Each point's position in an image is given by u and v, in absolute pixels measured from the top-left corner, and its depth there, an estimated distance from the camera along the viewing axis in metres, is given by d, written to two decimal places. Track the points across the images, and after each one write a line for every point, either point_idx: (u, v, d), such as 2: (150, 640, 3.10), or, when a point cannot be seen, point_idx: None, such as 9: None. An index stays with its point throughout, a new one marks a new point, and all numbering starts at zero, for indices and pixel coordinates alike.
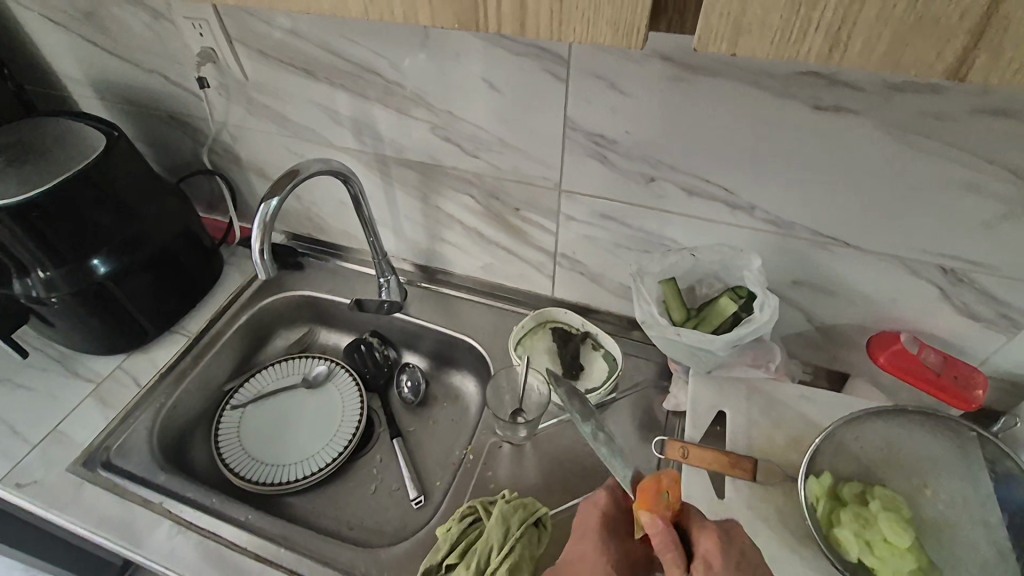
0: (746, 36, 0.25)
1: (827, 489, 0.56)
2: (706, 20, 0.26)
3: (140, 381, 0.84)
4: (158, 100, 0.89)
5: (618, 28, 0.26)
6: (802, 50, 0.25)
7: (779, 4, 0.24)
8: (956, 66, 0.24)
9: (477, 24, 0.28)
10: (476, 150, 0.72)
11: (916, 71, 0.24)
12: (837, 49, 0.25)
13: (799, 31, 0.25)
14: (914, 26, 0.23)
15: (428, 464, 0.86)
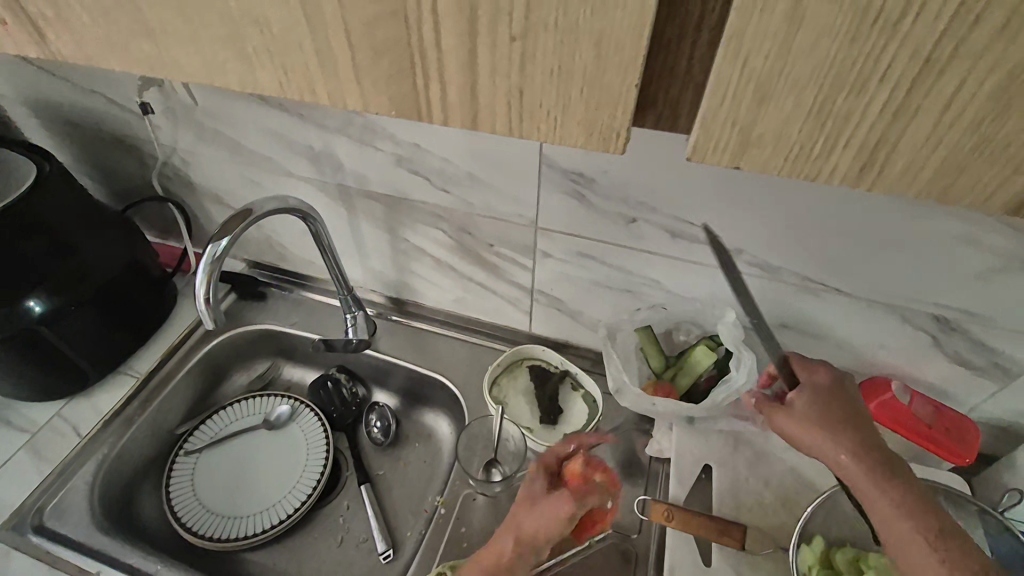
0: (755, 150, 0.22)
1: (819, 556, 0.53)
2: (703, 131, 0.22)
3: (82, 430, 0.77)
4: (99, 122, 0.82)
5: (592, 131, 0.22)
6: (826, 167, 0.22)
7: (801, 118, 0.21)
8: (1007, 195, 0.21)
9: (415, 111, 0.23)
10: (445, 184, 0.67)
11: (964, 197, 0.22)
12: (869, 168, 0.22)
13: (823, 146, 0.22)
14: (971, 152, 0.20)
15: (398, 512, 0.81)
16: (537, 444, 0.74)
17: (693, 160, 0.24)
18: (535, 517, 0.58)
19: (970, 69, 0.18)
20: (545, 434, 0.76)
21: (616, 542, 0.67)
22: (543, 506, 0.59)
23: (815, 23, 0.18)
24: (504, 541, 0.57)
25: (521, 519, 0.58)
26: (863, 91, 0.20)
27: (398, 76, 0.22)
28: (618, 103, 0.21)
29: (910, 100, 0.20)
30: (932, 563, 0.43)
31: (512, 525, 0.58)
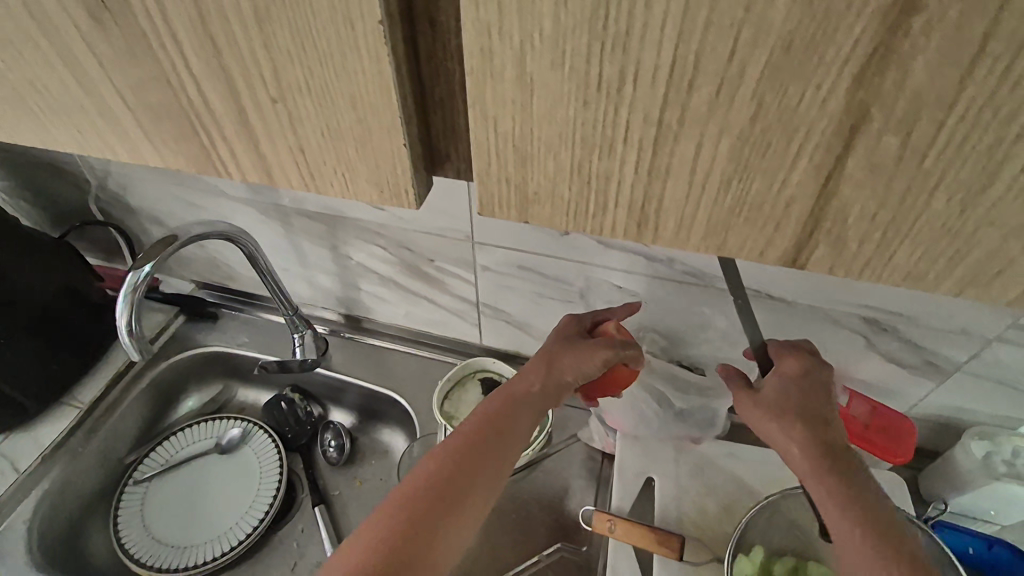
0: (536, 206, 0.23)
1: (758, 566, 0.52)
2: (484, 186, 0.23)
3: (19, 467, 0.75)
4: (28, 147, 0.79)
5: (382, 186, 0.23)
6: (607, 223, 0.22)
7: (565, 176, 0.21)
8: (793, 252, 0.21)
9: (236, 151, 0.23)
10: (379, 201, 0.66)
11: (745, 254, 0.22)
12: (647, 225, 0.22)
13: (599, 206, 0.22)
14: (734, 213, 0.21)
15: (353, 532, 0.80)
16: None
17: (483, 215, 0.24)
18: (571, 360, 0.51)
19: (704, 129, 0.19)
20: None
21: (567, 555, 0.67)
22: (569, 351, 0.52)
23: (544, 85, 0.19)
24: (530, 378, 0.50)
25: (556, 362, 0.52)
26: (611, 150, 0.20)
27: (184, 138, 0.23)
28: (394, 150, 0.21)
29: (655, 158, 0.20)
30: (861, 547, 0.40)
31: (537, 368, 0.51)
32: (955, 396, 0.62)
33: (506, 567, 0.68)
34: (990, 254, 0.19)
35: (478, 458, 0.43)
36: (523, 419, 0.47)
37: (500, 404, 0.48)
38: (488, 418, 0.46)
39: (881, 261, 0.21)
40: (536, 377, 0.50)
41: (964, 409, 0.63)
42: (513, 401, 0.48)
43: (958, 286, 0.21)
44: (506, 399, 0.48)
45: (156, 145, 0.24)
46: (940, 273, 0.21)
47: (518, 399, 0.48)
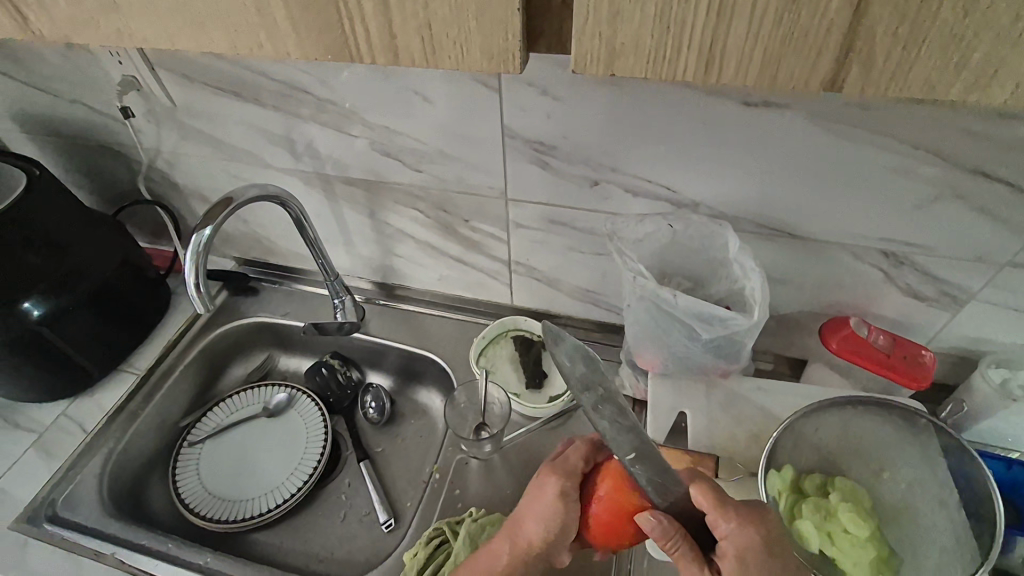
0: (620, 59, 0.26)
1: (789, 483, 0.55)
2: (579, 43, 0.26)
3: (87, 427, 0.81)
4: (84, 131, 0.85)
5: (492, 57, 0.27)
6: (677, 69, 0.26)
7: (647, 28, 0.25)
8: (832, 77, 0.25)
9: (351, 56, 0.29)
10: (417, 163, 0.71)
11: (792, 85, 0.25)
12: (711, 68, 0.26)
13: (671, 51, 0.25)
14: (784, 44, 0.24)
15: (398, 484, 0.84)
16: (523, 407, 0.77)
17: (575, 73, 0.27)
18: (533, 519, 0.56)
19: None
20: (531, 400, 0.79)
21: None
22: (536, 511, 0.56)
23: None
24: (502, 546, 0.57)
25: (520, 529, 0.57)
26: None
27: (328, 27, 0.27)
28: (507, 27, 0.26)
29: None
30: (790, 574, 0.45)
31: (511, 528, 0.58)
32: (973, 327, 0.65)
33: None
34: (992, 57, 0.23)
35: None
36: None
37: (483, 565, 0.57)
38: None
39: (901, 77, 0.24)
40: (506, 542, 0.57)
41: (981, 340, 0.66)
42: (485, 569, 0.56)
43: (964, 92, 0.24)
44: (484, 564, 0.57)
45: (300, 40, 0.28)
46: (951, 82, 0.24)
47: (496, 565, 0.56)
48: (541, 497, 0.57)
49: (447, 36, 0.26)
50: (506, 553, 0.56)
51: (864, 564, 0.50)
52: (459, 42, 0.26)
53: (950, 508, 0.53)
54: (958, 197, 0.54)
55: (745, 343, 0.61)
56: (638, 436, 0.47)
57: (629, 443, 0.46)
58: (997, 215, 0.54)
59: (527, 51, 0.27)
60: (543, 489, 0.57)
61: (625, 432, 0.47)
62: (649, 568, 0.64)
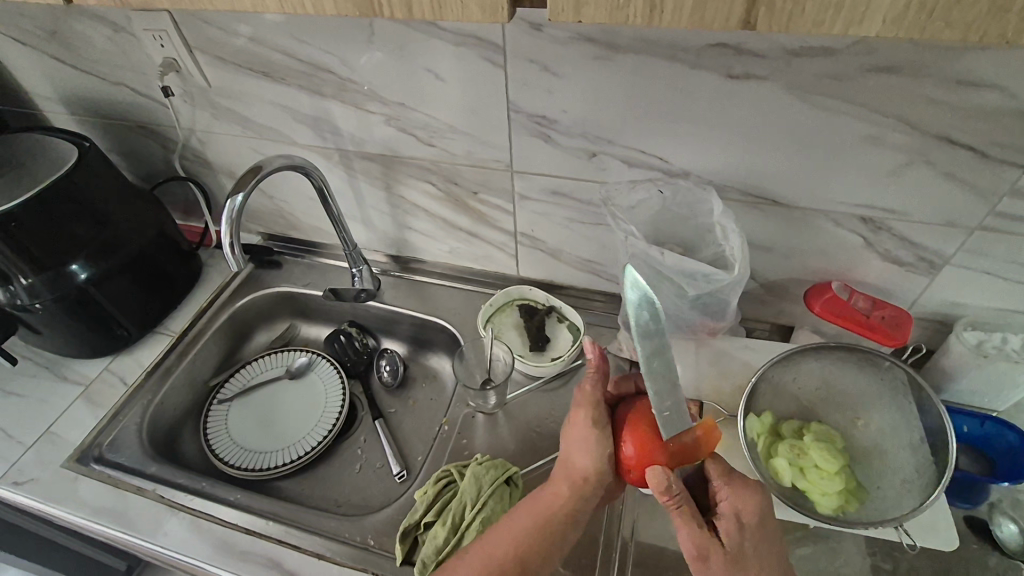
0: (584, 5, 0.29)
1: (767, 427, 0.61)
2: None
3: (127, 380, 0.88)
4: (125, 111, 0.92)
5: (485, 7, 0.32)
6: (627, 14, 0.28)
7: None
8: (745, 15, 0.27)
9: (373, 11, 0.35)
10: (430, 138, 0.77)
11: (716, 25, 0.28)
12: (655, 13, 0.28)
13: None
14: None
15: (410, 440, 0.89)
16: (525, 365, 0.83)
17: (550, 19, 0.30)
18: (580, 451, 0.60)
19: None
20: (534, 360, 0.84)
21: None
22: (579, 446, 0.60)
23: None
24: (560, 486, 0.60)
25: (571, 467, 0.60)
26: None
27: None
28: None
29: None
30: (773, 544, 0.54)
31: (561, 466, 0.61)
32: (949, 291, 0.69)
33: (547, 454, 0.77)
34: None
35: (537, 516, 0.59)
36: (562, 516, 0.58)
37: (543, 503, 0.60)
38: (535, 517, 0.59)
39: (800, 13, 0.27)
40: (563, 482, 0.60)
41: (957, 304, 0.70)
42: (546, 509, 0.59)
43: (846, 29, 0.27)
44: (545, 503, 0.60)
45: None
46: (836, 16, 0.26)
47: (555, 504, 0.59)
48: (578, 432, 0.61)
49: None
50: (562, 487, 0.60)
51: (831, 494, 0.55)
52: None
53: (918, 449, 0.57)
54: (927, 163, 0.58)
55: (729, 300, 0.66)
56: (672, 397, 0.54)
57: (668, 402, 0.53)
58: (964, 180, 0.58)
59: (512, 5, 0.33)
60: (577, 424, 0.61)
61: (665, 387, 0.54)
62: (641, 509, 0.70)
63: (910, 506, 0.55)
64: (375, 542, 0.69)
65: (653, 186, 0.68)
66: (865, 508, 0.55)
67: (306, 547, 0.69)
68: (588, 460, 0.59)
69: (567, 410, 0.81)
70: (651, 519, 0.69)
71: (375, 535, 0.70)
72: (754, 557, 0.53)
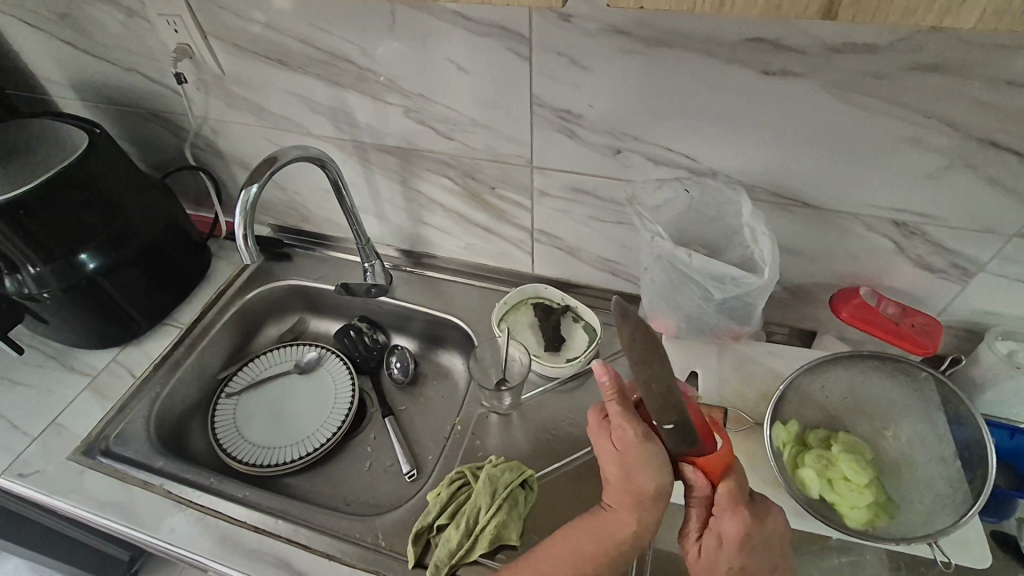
0: None
1: (793, 436, 0.59)
2: None
3: (135, 372, 0.87)
4: (137, 98, 0.90)
5: None
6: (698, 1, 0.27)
7: None
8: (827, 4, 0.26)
9: None
10: (449, 132, 0.75)
11: (794, 14, 0.26)
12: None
13: None
14: None
15: (420, 438, 0.88)
16: (541, 366, 0.81)
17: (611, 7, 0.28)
18: (637, 473, 0.55)
19: None
20: (549, 360, 0.83)
21: None
22: (634, 467, 0.55)
23: None
24: (610, 505, 0.58)
25: (632, 489, 0.56)
26: None
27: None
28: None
29: None
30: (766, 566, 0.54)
31: (618, 488, 0.57)
32: (982, 299, 0.67)
33: (562, 457, 0.75)
34: None
35: (604, 539, 0.57)
36: (623, 536, 0.56)
37: (581, 520, 0.59)
38: (572, 531, 0.59)
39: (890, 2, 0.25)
40: (631, 508, 0.56)
41: (989, 312, 0.68)
42: (616, 536, 0.56)
43: (939, 20, 0.25)
44: (580, 520, 0.59)
45: None
46: (928, 7, 0.25)
47: (605, 524, 0.58)
48: (624, 452, 0.56)
49: None
50: (630, 513, 0.56)
51: (860, 507, 0.54)
52: None
53: (951, 464, 0.56)
54: (968, 167, 0.56)
55: (756, 305, 0.64)
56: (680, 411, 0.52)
57: (670, 417, 0.52)
58: (1006, 185, 0.56)
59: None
60: (623, 444, 0.56)
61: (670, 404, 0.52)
62: (658, 516, 0.68)
63: (944, 522, 0.52)
64: (386, 544, 0.68)
65: (679, 184, 0.66)
66: (894, 523, 0.54)
67: (316, 548, 0.68)
68: (656, 484, 0.54)
69: (582, 412, 0.79)
70: (668, 526, 0.67)
71: (386, 536, 0.68)
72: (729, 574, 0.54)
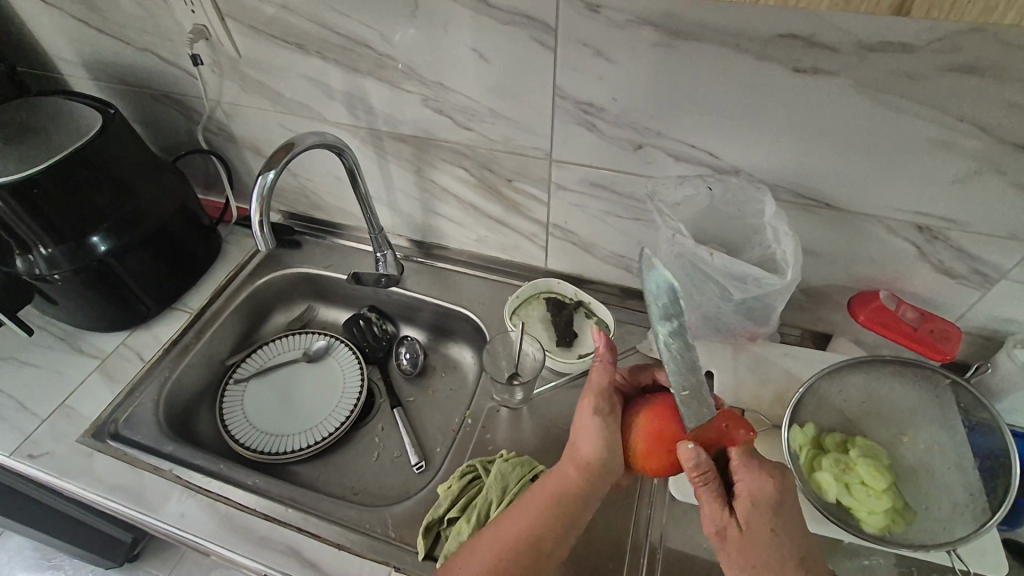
0: None
1: (809, 439, 0.59)
2: None
3: (144, 356, 0.87)
4: (150, 79, 0.89)
5: None
6: None
7: None
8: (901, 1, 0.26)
9: None
10: (467, 121, 0.74)
11: (864, 8, 0.27)
12: None
13: None
14: None
15: (428, 431, 0.87)
16: (553, 362, 0.81)
17: None
18: (588, 440, 0.57)
19: None
20: (561, 356, 0.82)
21: None
22: (588, 433, 0.58)
23: None
24: (571, 474, 0.57)
25: (576, 455, 0.58)
26: None
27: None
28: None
29: None
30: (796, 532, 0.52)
31: (569, 454, 0.58)
32: (1002, 306, 0.66)
33: None
34: None
35: (550, 508, 0.56)
36: (573, 502, 0.56)
37: (554, 489, 0.57)
38: (547, 500, 0.57)
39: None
40: (569, 469, 0.58)
41: (1009, 320, 0.67)
42: (554, 496, 0.57)
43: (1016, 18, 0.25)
44: (555, 494, 0.57)
45: None
46: (1007, 5, 0.25)
47: (563, 493, 0.57)
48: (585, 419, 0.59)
49: None
50: (572, 477, 0.57)
51: (878, 512, 0.53)
52: None
53: (968, 472, 0.55)
54: (998, 172, 0.55)
55: (775, 306, 0.64)
56: (694, 377, 0.52)
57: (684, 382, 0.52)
58: None
59: None
60: (580, 415, 0.60)
61: (685, 370, 0.53)
62: (668, 515, 0.68)
63: (964, 531, 0.52)
64: (396, 535, 0.68)
65: (701, 182, 0.65)
66: (912, 529, 0.53)
67: (326, 537, 0.67)
68: (595, 449, 0.57)
69: None
70: (679, 525, 0.67)
71: (395, 528, 0.68)
72: (771, 552, 0.49)
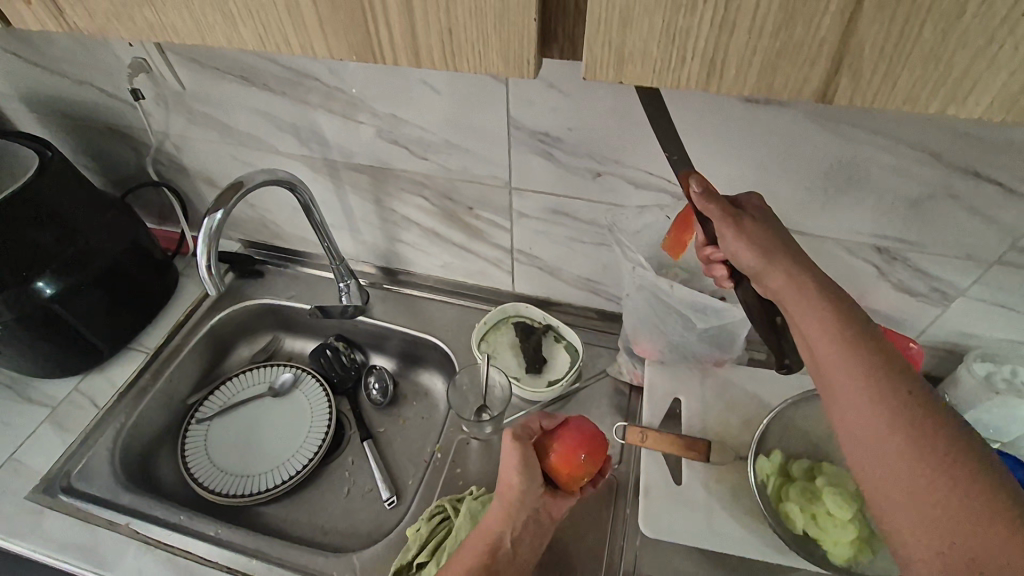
0: (629, 65, 0.27)
1: (777, 467, 0.59)
2: (588, 50, 0.27)
3: (99, 402, 0.83)
4: (93, 112, 0.85)
5: (508, 58, 0.28)
6: (681, 78, 0.27)
7: (656, 34, 0.26)
8: (822, 88, 0.26)
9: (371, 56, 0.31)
10: (424, 152, 0.72)
11: (787, 93, 0.26)
12: (714, 78, 0.27)
13: (676, 59, 0.26)
14: (780, 53, 0.25)
15: (400, 463, 0.86)
16: (522, 390, 0.79)
17: (585, 79, 0.28)
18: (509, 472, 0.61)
19: None
20: (531, 383, 0.81)
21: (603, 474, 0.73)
22: (505, 461, 0.62)
23: None
24: (494, 507, 0.60)
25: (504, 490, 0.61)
26: (694, 8, 0.25)
27: (353, 28, 0.29)
28: (525, 37, 0.27)
29: (726, 10, 0.24)
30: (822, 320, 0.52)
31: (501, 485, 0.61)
32: (960, 322, 0.67)
33: None
34: (967, 74, 0.24)
35: (480, 546, 0.58)
36: (500, 540, 0.58)
37: (483, 527, 0.59)
38: (477, 541, 0.59)
39: (888, 87, 0.25)
40: (497, 505, 0.60)
41: (967, 334, 0.68)
42: (483, 533, 0.59)
43: (943, 108, 0.25)
44: (484, 528, 0.59)
45: (325, 38, 0.30)
46: (931, 95, 0.25)
47: (491, 530, 0.59)
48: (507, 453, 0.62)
49: (466, 42, 0.28)
50: (501, 513, 0.59)
51: (845, 544, 0.53)
52: (477, 49, 0.28)
53: None
54: (949, 197, 0.56)
55: (738, 331, 0.65)
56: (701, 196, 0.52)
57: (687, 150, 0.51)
58: (985, 214, 0.56)
59: (539, 59, 0.29)
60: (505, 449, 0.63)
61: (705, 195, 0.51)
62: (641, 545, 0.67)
63: None
64: None
65: None
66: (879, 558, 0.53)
67: None
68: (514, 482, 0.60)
69: None
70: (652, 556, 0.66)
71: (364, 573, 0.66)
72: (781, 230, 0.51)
